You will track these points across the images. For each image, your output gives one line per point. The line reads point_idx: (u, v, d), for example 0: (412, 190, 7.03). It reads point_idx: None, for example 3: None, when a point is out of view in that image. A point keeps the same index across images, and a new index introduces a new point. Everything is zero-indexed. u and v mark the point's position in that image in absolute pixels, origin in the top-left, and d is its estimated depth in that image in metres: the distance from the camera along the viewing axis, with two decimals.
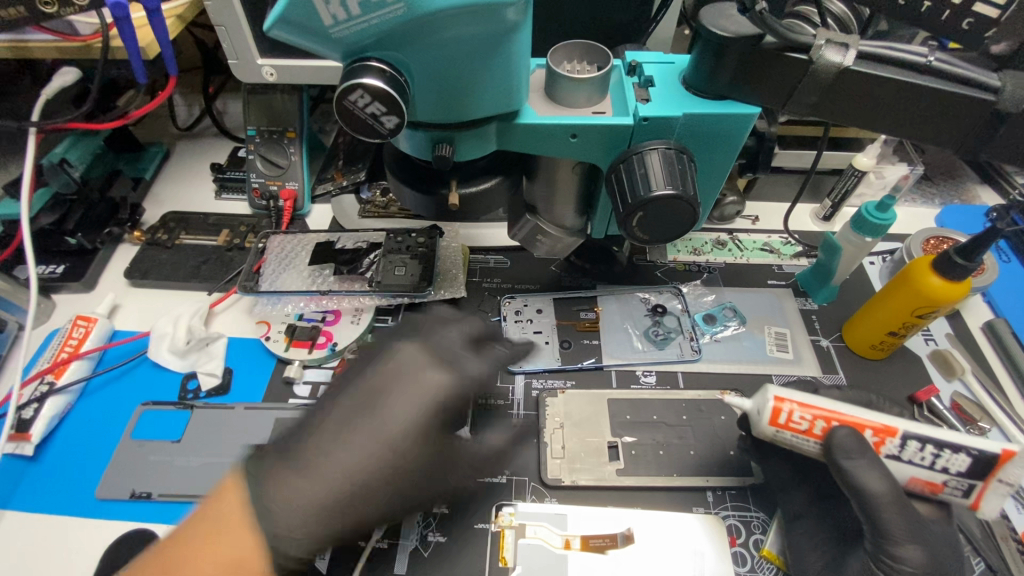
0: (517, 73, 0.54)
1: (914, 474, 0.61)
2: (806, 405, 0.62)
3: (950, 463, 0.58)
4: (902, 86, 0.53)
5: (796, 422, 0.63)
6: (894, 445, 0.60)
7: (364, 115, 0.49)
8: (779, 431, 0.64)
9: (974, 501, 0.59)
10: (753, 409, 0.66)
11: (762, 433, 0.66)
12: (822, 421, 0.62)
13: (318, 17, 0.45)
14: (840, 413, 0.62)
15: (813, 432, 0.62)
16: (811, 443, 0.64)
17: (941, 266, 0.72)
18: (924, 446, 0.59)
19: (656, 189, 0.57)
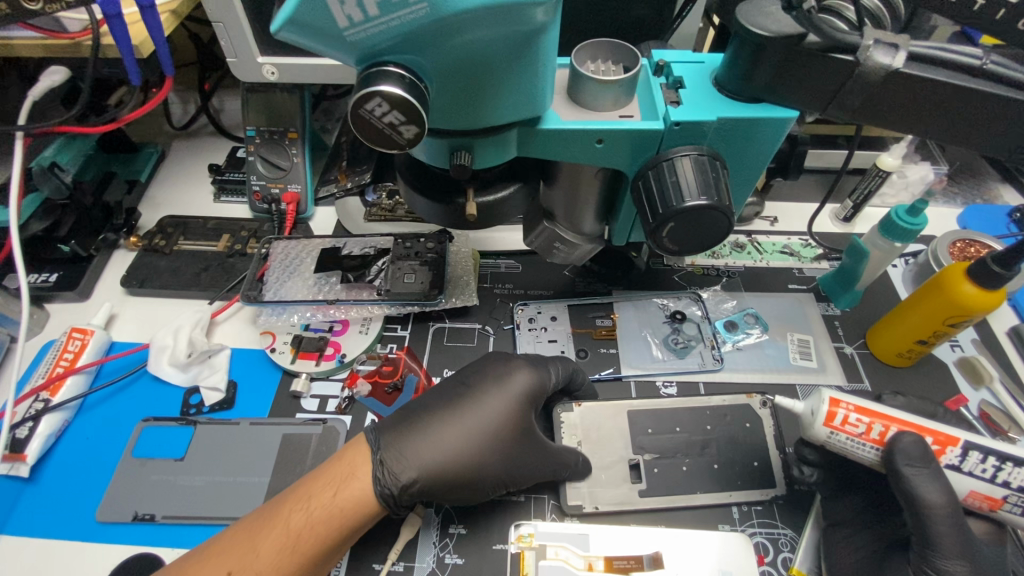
0: (542, 76, 0.51)
1: (973, 487, 0.59)
2: (865, 408, 0.61)
3: (1012, 477, 0.57)
4: (953, 90, 0.50)
5: (852, 424, 0.61)
6: (955, 455, 0.59)
7: (381, 124, 0.45)
8: (834, 433, 0.62)
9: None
10: (805, 410, 0.64)
11: (815, 438, 0.63)
12: (879, 425, 0.60)
13: (332, 19, 0.40)
14: (897, 419, 0.60)
15: (871, 436, 0.61)
16: (867, 450, 0.61)
17: (976, 273, 0.69)
18: (986, 458, 0.58)
19: (690, 200, 0.54)
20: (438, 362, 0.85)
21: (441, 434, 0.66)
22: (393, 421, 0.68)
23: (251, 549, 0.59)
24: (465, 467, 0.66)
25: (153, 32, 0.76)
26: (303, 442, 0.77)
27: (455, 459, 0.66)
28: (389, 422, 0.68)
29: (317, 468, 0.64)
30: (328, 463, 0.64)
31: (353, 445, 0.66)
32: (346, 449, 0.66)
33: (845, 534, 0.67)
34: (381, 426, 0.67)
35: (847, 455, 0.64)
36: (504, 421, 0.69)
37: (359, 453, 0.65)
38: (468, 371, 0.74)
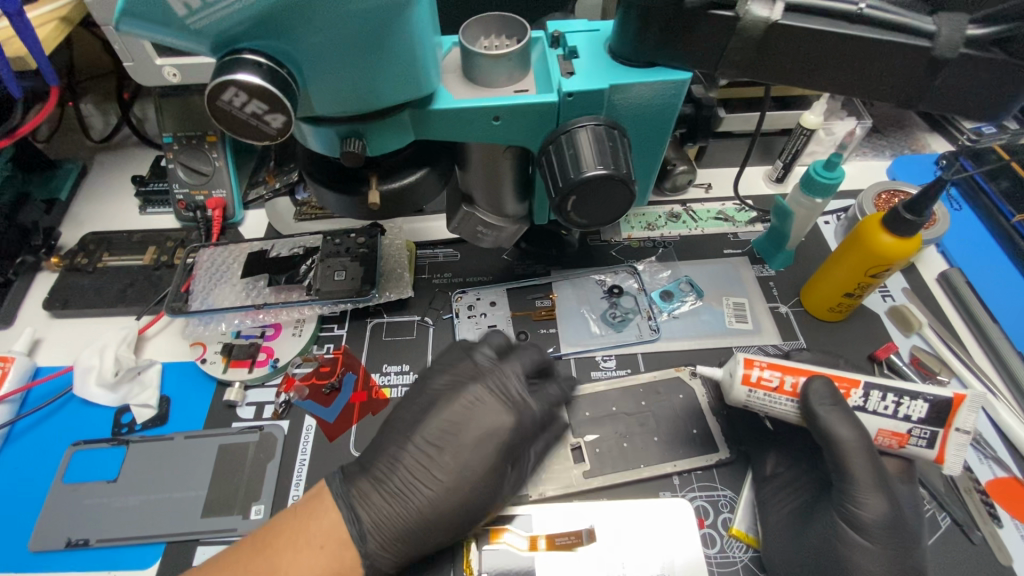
0: (421, 53, 0.49)
1: (881, 425, 0.61)
2: (776, 363, 0.64)
3: (911, 410, 0.60)
4: (832, 38, 0.48)
5: (766, 379, 0.63)
6: (859, 396, 0.62)
7: (244, 115, 0.43)
8: (752, 392, 0.64)
9: (939, 453, 0.60)
10: (725, 374, 0.66)
11: (736, 401, 0.65)
12: (791, 378, 0.63)
13: (168, 6, 0.38)
14: (807, 370, 0.63)
15: (785, 389, 0.63)
16: (784, 403, 0.64)
17: (891, 222, 0.70)
18: (886, 395, 0.61)
19: (588, 171, 0.54)
20: (377, 359, 0.84)
21: (411, 489, 0.64)
22: (368, 502, 0.64)
23: None
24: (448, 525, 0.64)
25: (31, 43, 0.72)
26: (241, 451, 0.76)
27: (435, 516, 0.64)
28: (363, 502, 0.64)
29: (294, 557, 0.59)
30: (304, 551, 0.60)
31: (332, 532, 0.62)
32: (326, 535, 0.62)
33: (777, 488, 0.68)
34: (355, 506, 0.64)
35: (770, 412, 0.66)
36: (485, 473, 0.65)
37: (343, 545, 0.62)
38: (445, 419, 0.67)
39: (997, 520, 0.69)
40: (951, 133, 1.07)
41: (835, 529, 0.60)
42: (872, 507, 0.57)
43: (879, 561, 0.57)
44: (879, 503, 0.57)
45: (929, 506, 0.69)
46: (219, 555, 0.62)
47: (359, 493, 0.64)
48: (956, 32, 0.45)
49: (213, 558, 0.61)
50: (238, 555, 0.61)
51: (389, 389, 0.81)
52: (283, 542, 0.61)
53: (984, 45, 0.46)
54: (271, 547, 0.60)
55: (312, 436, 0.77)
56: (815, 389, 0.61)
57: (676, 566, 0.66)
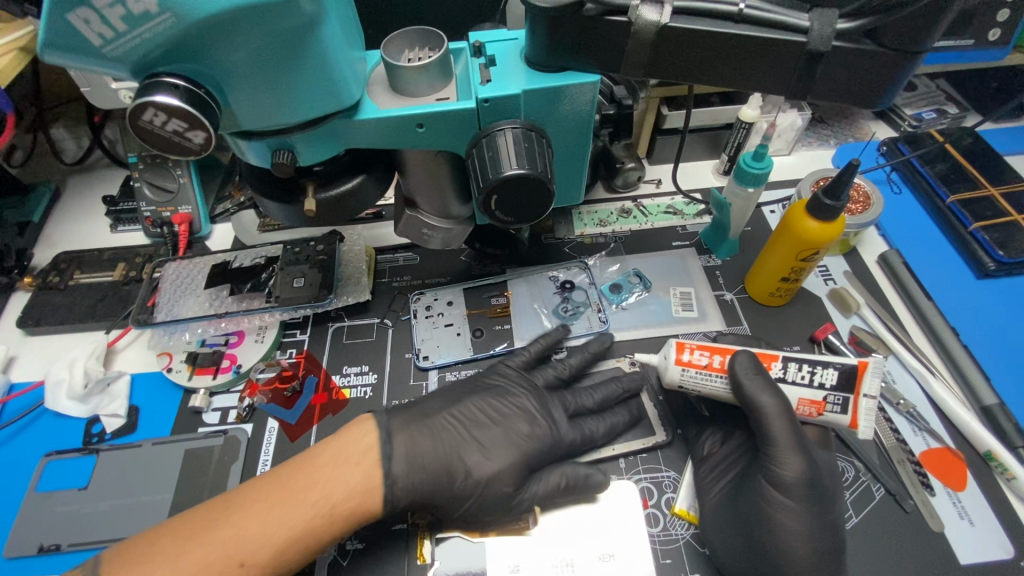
0: (337, 68, 0.53)
1: (800, 394, 0.65)
2: (705, 344, 0.68)
3: (824, 378, 0.65)
4: (719, 36, 0.53)
5: (697, 358, 0.67)
6: (779, 368, 0.66)
7: (167, 133, 0.48)
8: (685, 370, 0.67)
9: (852, 418, 0.64)
10: (659, 359, 0.69)
11: (671, 383, 0.68)
12: (719, 356, 0.67)
13: (84, 38, 0.42)
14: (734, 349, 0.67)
15: (714, 366, 0.67)
16: (715, 380, 0.67)
17: (814, 208, 0.73)
18: (801, 365, 0.65)
19: (507, 170, 0.57)
20: (338, 361, 0.87)
21: (445, 432, 0.69)
22: (410, 434, 0.67)
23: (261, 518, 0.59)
24: (464, 473, 0.67)
25: None
26: (206, 454, 0.79)
27: (455, 463, 0.67)
28: (405, 431, 0.68)
29: (331, 470, 0.62)
30: (343, 466, 0.62)
31: (368, 454, 0.64)
32: (362, 455, 0.64)
33: (715, 465, 0.72)
34: (394, 433, 0.67)
35: (704, 392, 0.69)
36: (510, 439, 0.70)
37: (376, 467, 0.63)
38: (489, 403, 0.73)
39: (929, 488, 0.72)
40: (893, 119, 1.10)
41: (761, 491, 0.63)
42: (791, 467, 0.61)
43: (801, 518, 0.61)
44: (798, 464, 0.61)
45: (864, 478, 0.73)
46: (265, 473, 0.64)
47: (400, 424, 0.68)
48: (827, 27, 0.50)
49: (268, 472, 0.64)
50: (280, 471, 0.63)
51: (349, 389, 0.84)
52: (323, 459, 0.63)
53: (856, 37, 0.51)
54: (310, 465, 0.63)
55: (275, 438, 0.81)
56: (741, 362, 0.65)
57: (617, 549, 0.68)
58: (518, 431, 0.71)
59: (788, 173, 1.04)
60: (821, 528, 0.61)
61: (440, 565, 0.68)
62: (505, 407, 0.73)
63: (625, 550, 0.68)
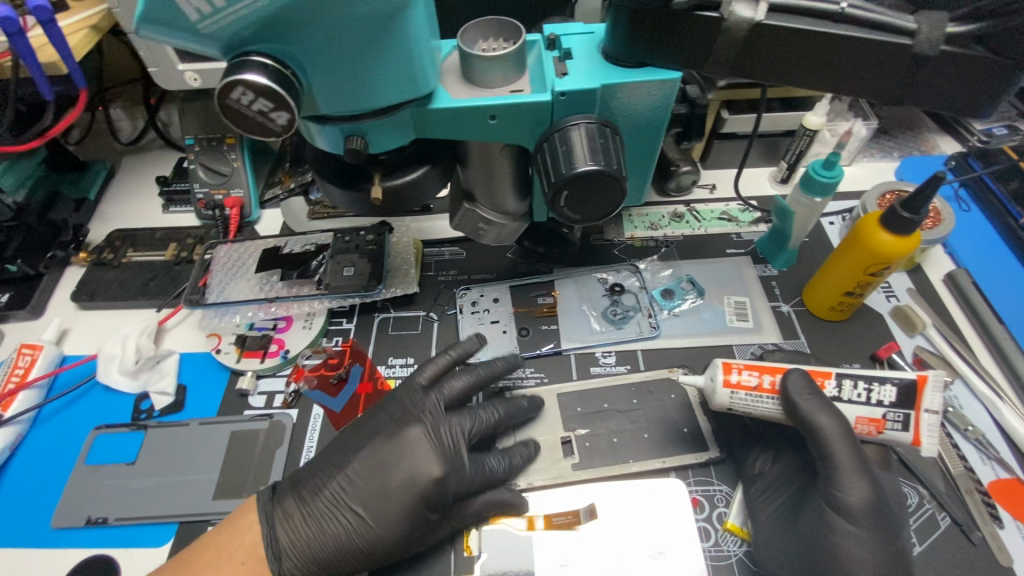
0: (419, 55, 0.52)
1: (857, 413, 0.62)
2: (753, 363, 0.64)
3: (881, 395, 0.61)
4: (817, 37, 0.50)
5: (746, 379, 0.63)
6: (834, 387, 0.62)
7: (252, 113, 0.47)
8: (734, 393, 0.63)
9: (914, 435, 0.60)
10: (706, 382, 0.65)
11: (720, 406, 0.64)
12: (770, 375, 0.63)
13: (181, 12, 0.41)
14: (784, 368, 0.64)
15: (765, 387, 0.63)
16: (766, 402, 0.63)
17: (888, 221, 0.70)
18: (857, 382, 0.62)
19: (581, 166, 0.55)
20: (383, 352, 0.87)
21: (331, 513, 0.66)
22: (290, 523, 0.67)
23: None
24: (365, 547, 0.65)
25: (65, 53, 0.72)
26: (251, 438, 0.79)
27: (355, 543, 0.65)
28: (285, 521, 0.66)
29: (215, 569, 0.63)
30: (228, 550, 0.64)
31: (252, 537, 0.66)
32: (247, 552, 0.65)
33: (767, 486, 0.69)
34: (275, 524, 0.66)
35: (754, 414, 0.65)
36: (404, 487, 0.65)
37: (262, 563, 0.65)
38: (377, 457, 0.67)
39: (998, 520, 0.68)
40: (961, 134, 1.06)
41: (823, 517, 0.60)
42: (855, 491, 0.58)
43: (865, 545, 0.58)
44: (861, 487, 0.58)
45: (928, 505, 0.69)
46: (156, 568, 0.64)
47: (282, 513, 0.67)
48: (935, 30, 0.48)
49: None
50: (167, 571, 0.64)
51: (394, 380, 0.84)
52: (205, 560, 0.64)
53: (965, 42, 0.48)
54: (189, 568, 0.63)
55: (319, 424, 0.80)
56: (793, 381, 0.61)
57: (668, 546, 0.67)
58: (420, 482, 0.65)
59: (849, 184, 1.00)
60: (889, 556, 0.57)
61: (489, 557, 0.68)
62: (393, 458, 0.67)
63: (676, 549, 0.67)
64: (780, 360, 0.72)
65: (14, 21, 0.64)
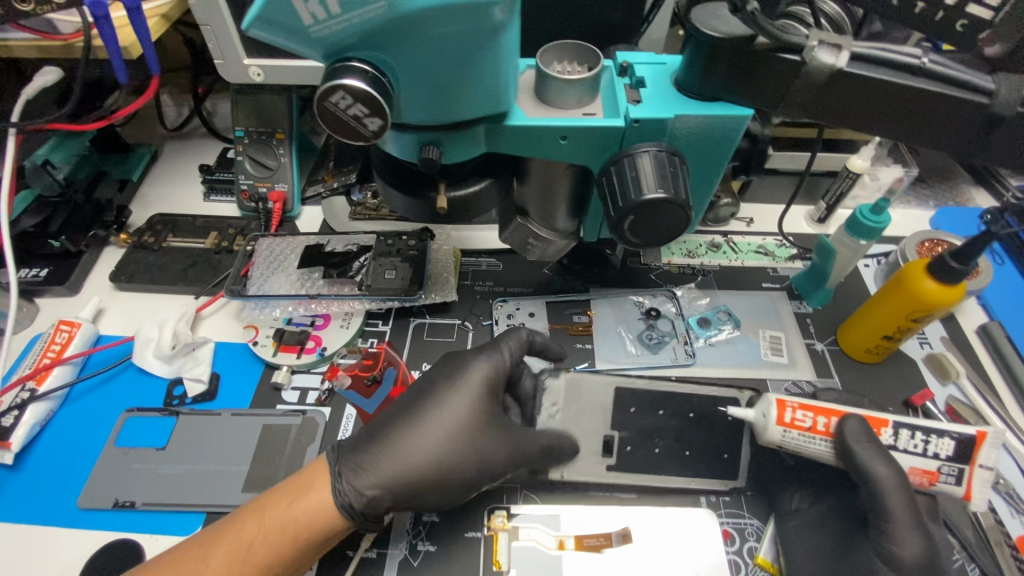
0: (506, 73, 0.53)
1: (912, 463, 0.62)
2: (808, 404, 0.64)
3: (939, 447, 0.62)
4: (897, 88, 0.52)
5: (799, 420, 0.64)
6: (890, 435, 0.63)
7: (347, 117, 0.48)
8: (787, 431, 0.64)
9: (965, 490, 0.61)
10: (757, 416, 0.66)
11: (770, 442, 0.65)
12: (825, 418, 0.64)
13: (297, 16, 0.43)
14: (840, 411, 0.64)
15: (818, 428, 0.64)
16: (818, 443, 0.64)
17: (935, 269, 0.71)
18: (914, 434, 0.63)
19: (648, 192, 0.56)
20: (418, 357, 0.87)
21: (405, 430, 0.66)
22: (354, 441, 0.67)
23: (238, 528, 0.62)
24: (442, 456, 0.65)
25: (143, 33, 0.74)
26: (283, 432, 0.79)
27: (437, 453, 0.64)
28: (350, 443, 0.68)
29: (279, 489, 0.65)
30: (302, 499, 0.63)
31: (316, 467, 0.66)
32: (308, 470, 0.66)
33: (803, 524, 0.69)
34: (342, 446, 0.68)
35: (804, 454, 0.66)
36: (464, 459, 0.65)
37: (321, 471, 0.66)
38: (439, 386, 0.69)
39: None
40: (995, 188, 1.07)
41: (873, 567, 0.60)
42: (910, 546, 0.58)
43: None
44: (917, 544, 0.58)
45: (959, 556, 0.69)
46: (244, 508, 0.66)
47: (351, 440, 0.68)
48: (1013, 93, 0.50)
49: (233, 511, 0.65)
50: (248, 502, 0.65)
51: None
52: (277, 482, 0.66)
53: None
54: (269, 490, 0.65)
55: (352, 425, 0.81)
56: (851, 426, 0.62)
57: None
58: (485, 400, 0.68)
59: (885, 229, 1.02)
60: None
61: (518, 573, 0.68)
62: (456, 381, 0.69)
63: None
64: (834, 400, 0.72)
65: (101, 4, 0.68)
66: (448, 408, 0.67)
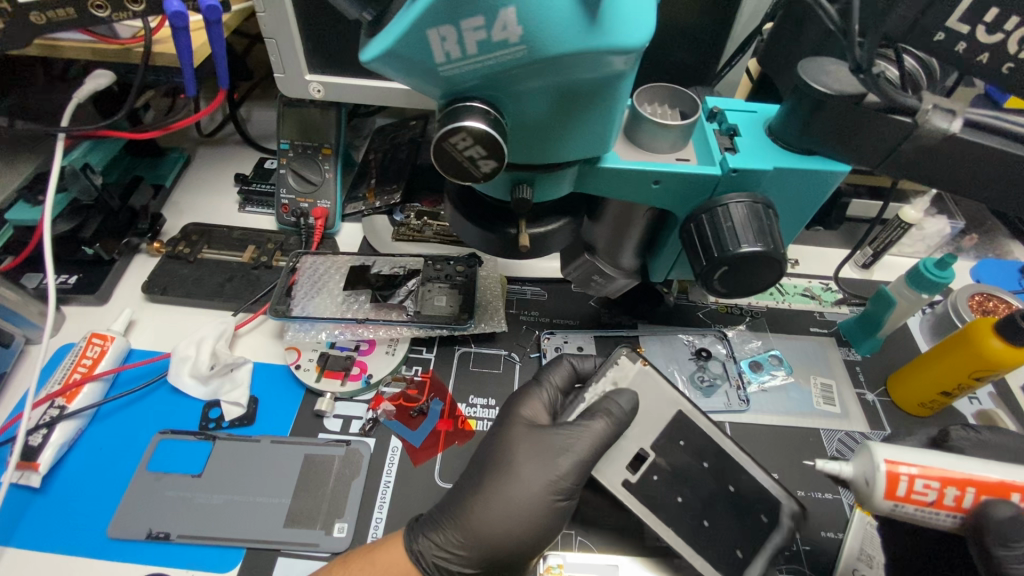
0: (615, 118, 0.51)
1: None
2: (932, 472, 0.50)
3: None
4: (1006, 156, 0.52)
5: (919, 493, 0.50)
6: None
7: (461, 157, 0.46)
8: (898, 505, 0.51)
9: None
10: (857, 477, 0.53)
11: (874, 511, 0.52)
12: (953, 490, 0.50)
13: (430, 53, 0.41)
14: (975, 479, 0.50)
15: (944, 504, 0.50)
16: (941, 516, 0.51)
17: (1004, 330, 0.71)
18: None
19: (745, 245, 0.55)
20: (464, 389, 0.84)
21: (479, 481, 0.67)
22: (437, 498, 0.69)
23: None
24: (512, 502, 0.65)
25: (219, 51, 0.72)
26: (325, 464, 0.76)
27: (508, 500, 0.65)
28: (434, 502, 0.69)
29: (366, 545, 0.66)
30: (385, 552, 0.65)
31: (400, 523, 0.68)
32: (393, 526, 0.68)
33: None
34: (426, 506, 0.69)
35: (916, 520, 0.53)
36: (531, 499, 0.65)
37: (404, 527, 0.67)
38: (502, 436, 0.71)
39: None
40: None
41: None
42: None
43: None
44: None
45: None
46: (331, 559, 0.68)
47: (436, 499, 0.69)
48: None
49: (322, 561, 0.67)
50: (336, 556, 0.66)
51: (475, 421, 0.81)
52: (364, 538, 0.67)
53: None
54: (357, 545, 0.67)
55: (397, 459, 0.77)
56: (998, 513, 0.49)
57: None
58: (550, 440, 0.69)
59: None
60: None
61: None
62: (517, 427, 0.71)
63: None
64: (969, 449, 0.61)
65: (185, 15, 0.65)
66: (513, 454, 0.68)
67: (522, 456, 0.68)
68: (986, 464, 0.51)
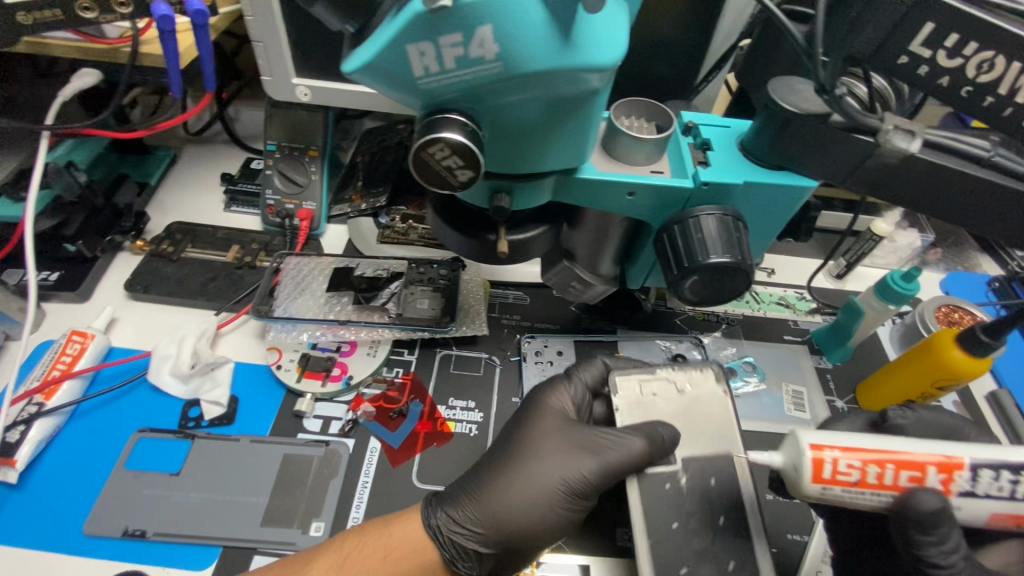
0: (591, 131, 0.53)
1: None
2: (854, 450, 0.51)
3: None
4: (961, 176, 0.54)
5: (844, 474, 0.51)
6: None
7: (439, 166, 0.48)
8: (826, 488, 0.52)
9: None
10: (787, 464, 0.54)
11: (805, 496, 0.53)
12: (875, 468, 0.51)
13: (409, 66, 0.42)
14: (895, 458, 0.51)
15: (869, 483, 0.51)
16: (869, 498, 0.52)
17: (965, 341, 0.74)
18: None
19: (714, 256, 0.57)
20: (444, 391, 0.85)
21: (502, 467, 0.67)
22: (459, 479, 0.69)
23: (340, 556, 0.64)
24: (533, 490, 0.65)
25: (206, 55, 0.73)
26: (304, 464, 0.76)
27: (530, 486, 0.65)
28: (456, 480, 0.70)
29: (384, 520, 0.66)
30: (403, 530, 0.66)
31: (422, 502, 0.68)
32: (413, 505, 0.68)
33: None
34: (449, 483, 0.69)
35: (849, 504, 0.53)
36: (552, 487, 0.65)
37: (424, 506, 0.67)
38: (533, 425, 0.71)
39: None
40: (1000, 257, 1.12)
41: None
42: None
43: None
44: None
45: None
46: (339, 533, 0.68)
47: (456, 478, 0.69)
48: None
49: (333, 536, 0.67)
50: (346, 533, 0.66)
51: (454, 423, 0.82)
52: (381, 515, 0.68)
53: None
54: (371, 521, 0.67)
55: (376, 459, 0.78)
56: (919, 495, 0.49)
57: None
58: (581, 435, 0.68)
59: None
60: None
61: None
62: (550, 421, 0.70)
63: None
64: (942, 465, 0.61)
65: (171, 19, 0.66)
66: (541, 443, 0.68)
67: (548, 445, 0.68)
68: (912, 442, 0.52)
